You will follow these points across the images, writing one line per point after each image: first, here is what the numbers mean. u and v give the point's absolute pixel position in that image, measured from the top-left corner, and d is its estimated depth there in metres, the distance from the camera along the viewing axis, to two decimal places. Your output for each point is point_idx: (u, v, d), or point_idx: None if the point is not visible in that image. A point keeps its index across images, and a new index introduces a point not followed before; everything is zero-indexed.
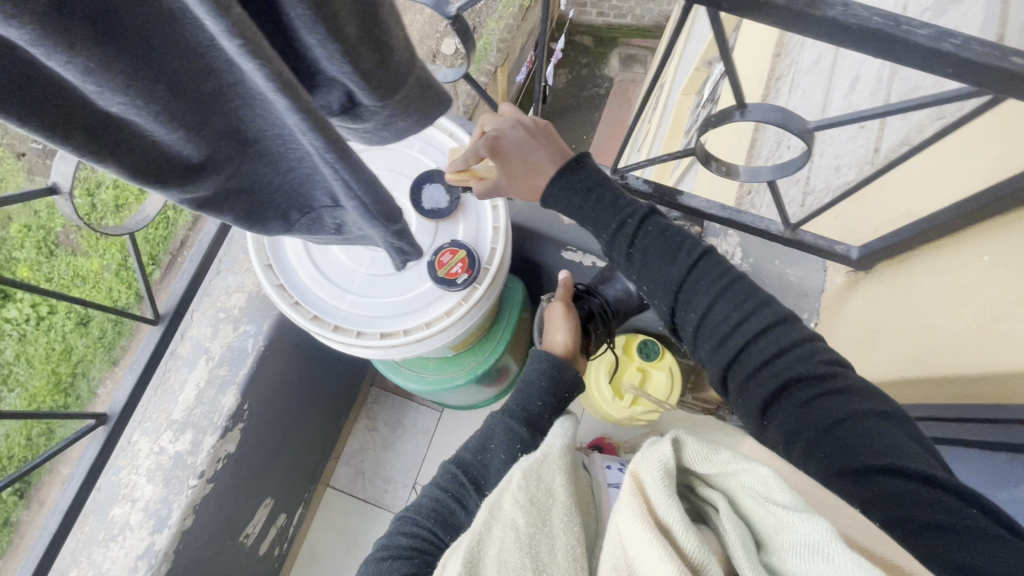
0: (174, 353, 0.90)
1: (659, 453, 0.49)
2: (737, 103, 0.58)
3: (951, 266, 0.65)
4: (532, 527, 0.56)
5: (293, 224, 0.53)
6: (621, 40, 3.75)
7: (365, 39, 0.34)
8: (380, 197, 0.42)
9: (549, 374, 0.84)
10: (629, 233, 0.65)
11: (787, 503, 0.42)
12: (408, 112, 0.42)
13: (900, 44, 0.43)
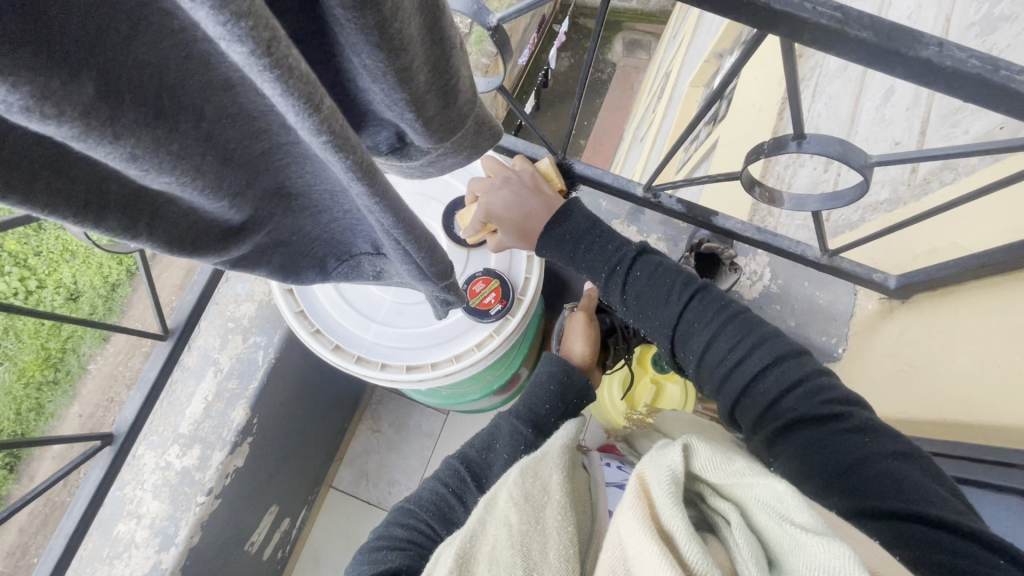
0: (182, 365, 0.87)
1: (667, 458, 0.40)
2: (794, 133, 0.56)
3: (1003, 307, 0.63)
4: (525, 524, 0.51)
5: (331, 272, 0.52)
6: (626, 24, 3.63)
7: (433, 87, 0.34)
8: (439, 258, 0.39)
9: (561, 378, 0.80)
10: (620, 278, 0.65)
11: (807, 523, 0.33)
12: (460, 151, 0.41)
13: (997, 90, 0.40)
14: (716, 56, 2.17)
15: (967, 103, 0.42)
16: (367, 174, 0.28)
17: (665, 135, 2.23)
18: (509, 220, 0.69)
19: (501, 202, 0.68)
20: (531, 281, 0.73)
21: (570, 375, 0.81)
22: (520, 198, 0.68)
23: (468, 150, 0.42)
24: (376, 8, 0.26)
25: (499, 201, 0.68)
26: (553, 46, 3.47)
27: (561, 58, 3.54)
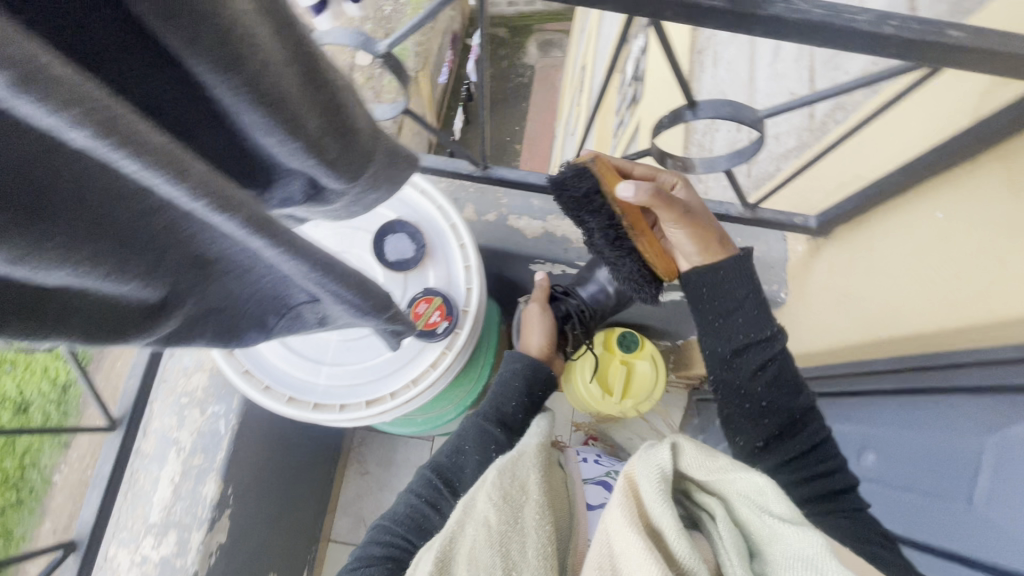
0: (139, 453, 0.83)
1: (656, 457, 0.48)
2: (686, 102, 0.59)
3: (907, 225, 0.68)
4: (504, 525, 0.53)
5: (271, 330, 0.49)
6: (534, 26, 3.71)
7: (328, 127, 0.32)
8: (369, 286, 0.39)
9: (522, 373, 0.81)
10: (745, 323, 0.71)
11: (783, 514, 0.42)
12: (379, 185, 0.38)
13: (845, 32, 0.44)
14: (625, 43, 2.24)
15: (823, 48, 0.46)
16: (265, 230, 0.29)
17: (592, 127, 2.29)
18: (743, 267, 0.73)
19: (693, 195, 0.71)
20: (476, 291, 0.64)
21: (535, 374, 0.82)
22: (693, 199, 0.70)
23: (388, 184, 0.39)
24: (242, 67, 0.26)
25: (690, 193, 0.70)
26: (470, 59, 3.52)
27: (480, 70, 3.58)
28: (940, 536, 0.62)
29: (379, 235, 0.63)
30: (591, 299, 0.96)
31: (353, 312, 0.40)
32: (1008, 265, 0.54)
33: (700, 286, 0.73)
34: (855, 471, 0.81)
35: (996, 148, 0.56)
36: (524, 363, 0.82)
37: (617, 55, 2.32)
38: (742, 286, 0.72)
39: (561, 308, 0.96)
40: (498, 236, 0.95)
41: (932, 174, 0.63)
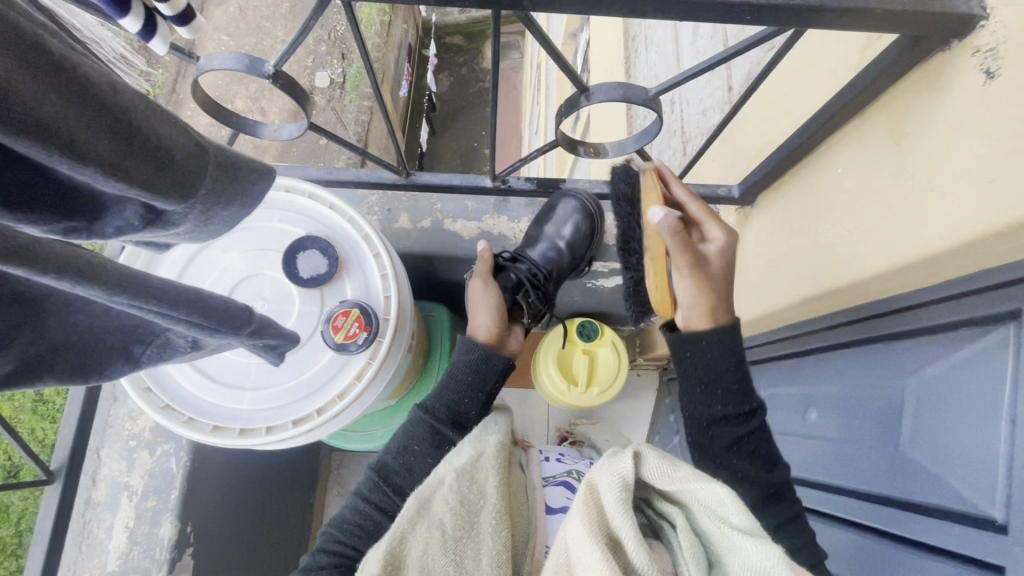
0: (90, 501, 0.81)
1: (619, 464, 0.48)
2: (578, 89, 0.60)
3: (815, 185, 0.69)
4: (458, 531, 0.54)
5: (139, 357, 0.51)
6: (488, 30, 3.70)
7: (131, 150, 0.32)
8: (167, 289, 0.41)
9: (476, 367, 0.77)
10: (722, 397, 0.64)
11: (742, 526, 0.43)
12: (223, 200, 0.39)
13: (698, 5, 0.45)
14: (573, 38, 2.27)
15: (684, 22, 0.47)
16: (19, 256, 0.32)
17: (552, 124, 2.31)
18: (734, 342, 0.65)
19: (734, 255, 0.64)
20: (400, 297, 0.63)
21: (487, 360, 0.78)
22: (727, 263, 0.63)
23: (240, 199, 0.40)
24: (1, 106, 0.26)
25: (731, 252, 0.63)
26: (428, 70, 3.51)
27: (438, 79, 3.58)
28: (875, 483, 0.63)
29: (287, 252, 0.60)
30: (541, 259, 0.91)
31: (154, 314, 0.41)
32: (898, 214, 0.55)
33: (683, 351, 0.66)
34: (801, 430, 0.82)
35: (877, 101, 0.58)
36: (479, 355, 0.78)
37: (565, 50, 2.34)
38: (722, 361, 0.64)
39: (509, 277, 0.89)
40: (436, 241, 0.95)
41: (829, 132, 0.65)
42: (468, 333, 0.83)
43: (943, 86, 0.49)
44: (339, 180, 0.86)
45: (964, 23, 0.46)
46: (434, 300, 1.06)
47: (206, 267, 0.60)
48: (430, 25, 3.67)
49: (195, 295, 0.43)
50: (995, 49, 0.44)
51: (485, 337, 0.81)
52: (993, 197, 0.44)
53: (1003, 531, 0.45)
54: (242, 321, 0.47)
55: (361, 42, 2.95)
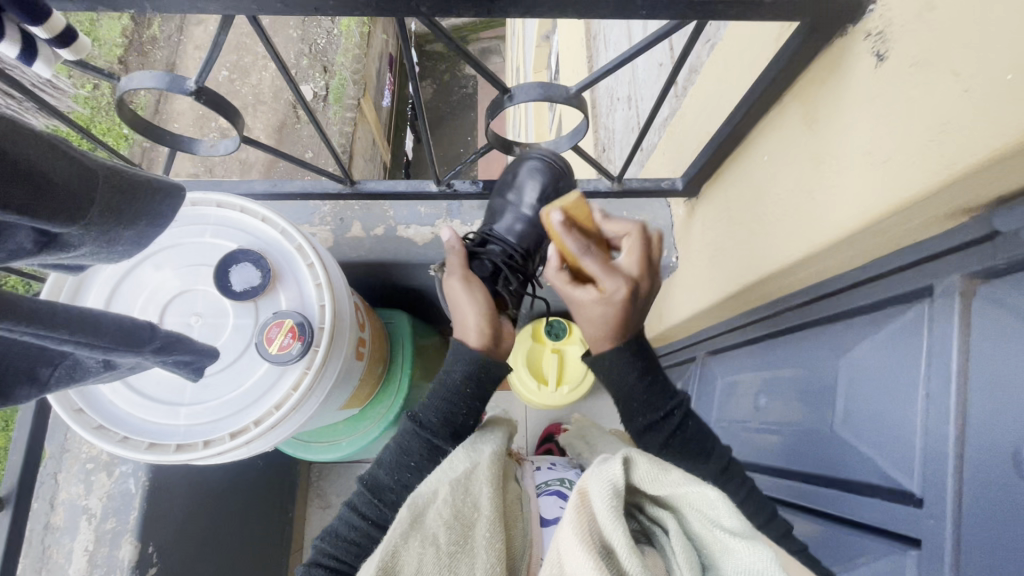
0: (50, 527, 0.81)
1: (609, 471, 0.48)
2: (500, 91, 0.61)
3: (746, 173, 0.70)
4: (453, 545, 0.54)
5: (48, 382, 0.46)
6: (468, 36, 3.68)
7: (6, 175, 0.32)
8: (49, 309, 0.38)
9: (473, 379, 0.72)
10: (642, 406, 0.68)
11: (734, 527, 0.42)
12: (116, 221, 0.39)
13: (592, 3, 0.46)
14: (546, 40, 2.28)
15: (582, 19, 0.48)
16: None
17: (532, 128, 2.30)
18: (638, 357, 0.69)
19: (618, 311, 0.64)
20: (337, 306, 0.63)
21: (485, 371, 0.73)
22: (603, 315, 0.65)
23: (144, 219, 0.42)
24: None
25: (609, 309, 0.64)
26: (410, 80, 3.51)
27: (421, 87, 3.57)
28: (817, 463, 0.65)
29: (221, 266, 0.61)
30: (514, 238, 0.85)
31: (41, 339, 0.38)
32: (813, 198, 0.56)
33: (596, 365, 0.71)
34: (757, 417, 0.83)
35: (792, 87, 0.59)
36: (478, 364, 0.73)
37: (539, 53, 2.34)
38: (628, 374, 0.68)
39: (484, 263, 0.83)
40: (389, 248, 0.95)
41: (752, 121, 0.66)
42: (455, 336, 0.77)
43: (844, 71, 0.50)
44: (288, 193, 0.86)
45: (853, 8, 0.47)
46: (395, 307, 1.07)
47: (137, 286, 0.60)
48: (409, 35, 3.67)
49: (84, 316, 0.40)
50: (883, 33, 0.45)
51: (476, 337, 0.74)
52: (891, 174, 0.45)
53: (920, 504, 0.47)
54: (143, 341, 0.46)
55: (343, 55, 2.97)
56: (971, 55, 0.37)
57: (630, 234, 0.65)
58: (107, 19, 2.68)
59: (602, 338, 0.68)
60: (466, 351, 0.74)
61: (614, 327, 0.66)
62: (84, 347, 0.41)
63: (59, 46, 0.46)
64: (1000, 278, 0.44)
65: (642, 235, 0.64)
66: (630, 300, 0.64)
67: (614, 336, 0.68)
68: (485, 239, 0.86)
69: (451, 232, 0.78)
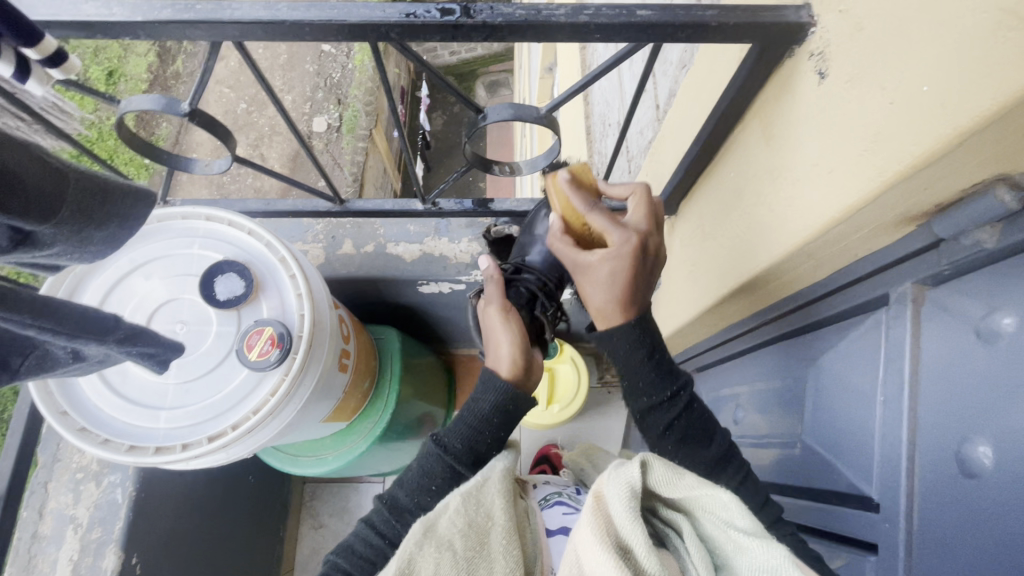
0: (37, 536, 0.82)
1: (627, 472, 0.46)
2: (473, 111, 0.64)
3: (717, 189, 0.73)
4: (470, 551, 0.52)
5: (18, 370, 0.50)
6: (479, 70, 3.78)
7: None
8: (18, 295, 0.44)
9: (504, 408, 0.67)
10: (647, 386, 0.64)
11: (748, 528, 0.40)
12: (85, 221, 0.45)
13: (548, 27, 0.50)
14: (547, 72, 2.35)
15: (540, 42, 0.52)
16: None
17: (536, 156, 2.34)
18: (643, 336, 0.63)
19: (627, 269, 0.58)
20: (316, 315, 0.66)
21: (514, 398, 0.67)
22: (611, 275, 0.59)
23: (114, 222, 0.48)
24: None
25: (618, 267, 0.58)
26: (420, 111, 3.60)
27: (432, 118, 3.64)
28: (792, 475, 0.65)
29: (207, 276, 0.64)
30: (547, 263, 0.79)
31: (4, 322, 0.44)
32: (773, 210, 0.57)
33: (604, 344, 0.65)
34: (739, 432, 0.83)
35: (753, 105, 0.61)
36: (509, 394, 0.67)
37: (543, 84, 2.40)
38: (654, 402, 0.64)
39: (520, 291, 0.76)
40: (378, 265, 0.98)
41: (719, 141, 0.69)
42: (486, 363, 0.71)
43: (794, 90, 0.53)
44: (280, 212, 0.90)
45: (797, 30, 0.50)
46: (386, 323, 1.10)
47: (126, 295, 0.63)
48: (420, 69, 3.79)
49: (48, 304, 0.46)
50: (823, 53, 0.48)
51: (509, 366, 0.67)
52: (837, 183, 0.46)
53: (878, 509, 0.48)
54: (107, 331, 0.51)
55: (356, 88, 3.07)
56: (894, 72, 0.40)
57: (633, 195, 0.61)
58: (134, 56, 2.82)
59: (613, 307, 0.61)
60: (499, 378, 0.67)
61: (621, 292, 0.60)
62: (48, 332, 0.47)
63: (51, 67, 0.51)
64: (948, 284, 0.44)
65: (647, 196, 0.60)
66: (640, 255, 0.58)
67: (624, 305, 0.61)
68: (519, 266, 0.79)
69: (488, 259, 0.73)
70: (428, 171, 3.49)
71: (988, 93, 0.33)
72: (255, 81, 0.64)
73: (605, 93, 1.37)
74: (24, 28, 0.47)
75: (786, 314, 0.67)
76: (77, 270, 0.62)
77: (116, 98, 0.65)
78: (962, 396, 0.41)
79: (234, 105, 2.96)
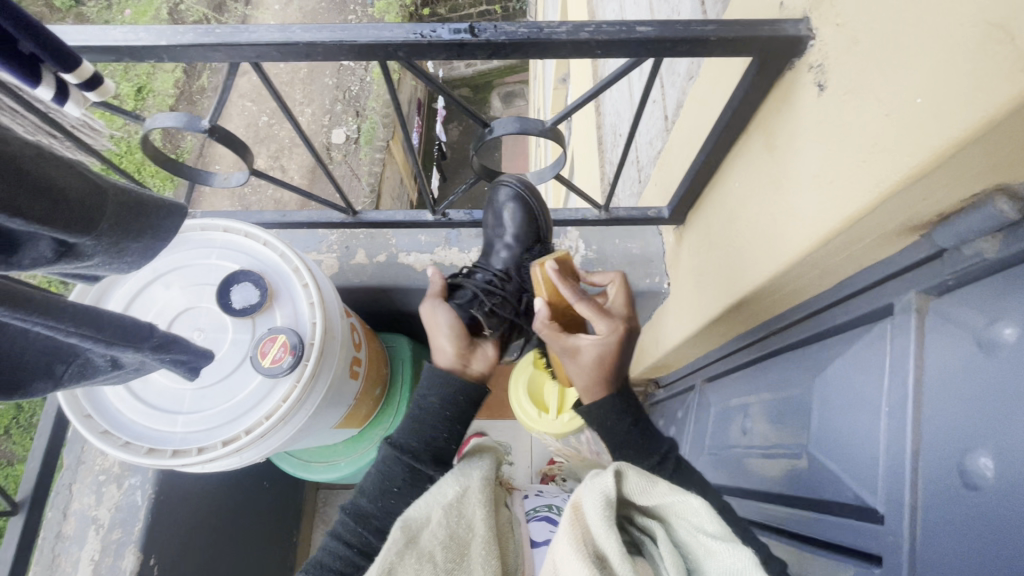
0: (61, 535, 0.85)
1: (601, 482, 0.45)
2: (480, 125, 0.66)
3: (721, 198, 0.73)
4: (450, 562, 0.53)
5: (60, 378, 0.53)
6: (494, 82, 3.84)
7: (29, 193, 0.39)
8: (57, 304, 0.46)
9: (452, 401, 0.70)
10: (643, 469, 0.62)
11: (716, 532, 0.42)
12: (121, 233, 0.48)
13: (551, 44, 0.51)
14: (561, 83, 2.38)
15: (544, 59, 0.53)
16: None
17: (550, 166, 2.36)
18: (618, 397, 0.64)
19: (613, 352, 0.63)
20: (327, 324, 0.68)
21: (461, 391, 0.71)
22: (596, 356, 0.63)
23: (147, 233, 0.51)
24: None
25: (605, 348, 0.63)
26: (437, 123, 3.66)
27: (448, 130, 3.70)
28: (800, 487, 0.64)
29: (223, 285, 0.66)
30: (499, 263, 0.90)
31: (51, 330, 0.46)
32: (775, 220, 0.58)
33: (584, 413, 0.66)
34: (746, 442, 0.82)
35: (756, 117, 0.62)
36: (455, 386, 0.70)
37: (557, 95, 2.43)
38: (611, 416, 0.63)
39: (466, 289, 0.85)
40: (390, 274, 1.00)
41: (723, 151, 0.69)
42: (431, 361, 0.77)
43: (795, 101, 0.53)
44: (297, 224, 0.92)
45: (796, 43, 0.51)
46: (396, 331, 1.12)
47: (147, 303, 0.66)
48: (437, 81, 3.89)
49: (87, 312, 0.48)
50: (822, 65, 0.49)
51: (446, 358, 0.74)
52: (836, 194, 0.47)
53: (882, 521, 0.47)
54: (143, 338, 0.54)
55: (374, 101, 3.13)
56: (891, 83, 0.40)
57: (612, 283, 0.70)
58: (162, 72, 2.91)
59: (594, 385, 0.64)
60: (434, 369, 0.72)
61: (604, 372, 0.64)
62: (89, 340, 0.49)
63: (88, 90, 0.55)
64: (951, 293, 0.44)
65: (624, 282, 0.70)
66: (623, 342, 0.63)
67: (606, 383, 0.64)
68: (474, 268, 0.90)
69: (432, 267, 0.84)
70: (444, 181, 3.54)
71: (979, 105, 0.33)
72: (273, 97, 0.67)
73: (616, 104, 1.38)
74: (63, 55, 0.50)
75: (792, 323, 0.67)
76: (102, 279, 0.65)
77: (143, 116, 0.68)
78: (965, 408, 0.40)
79: (256, 119, 3.05)
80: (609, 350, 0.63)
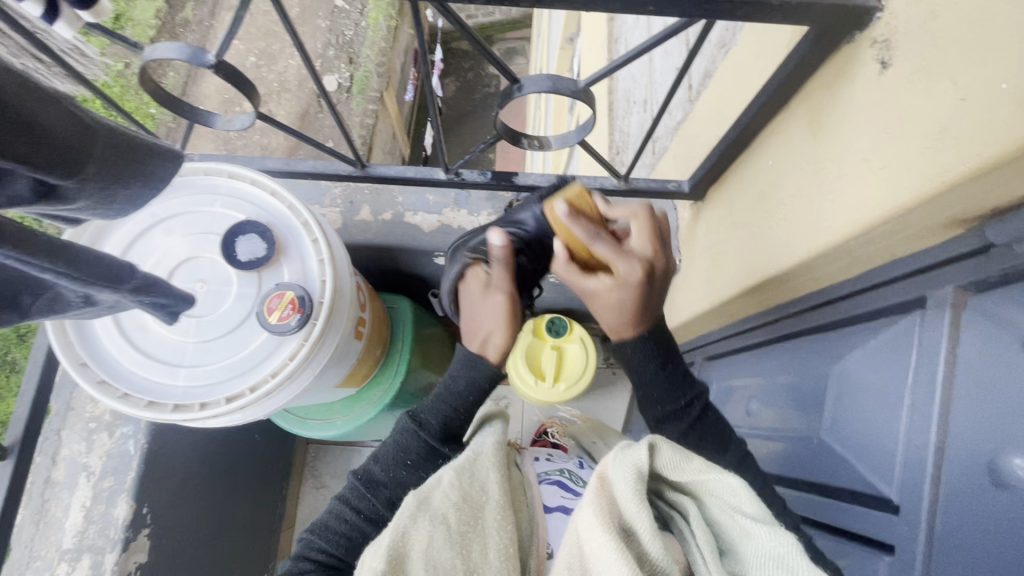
0: (50, 481, 0.83)
1: (633, 455, 0.45)
2: (509, 81, 0.62)
3: (752, 175, 0.70)
4: (464, 525, 0.52)
5: (29, 310, 0.50)
6: (495, 36, 3.66)
7: (10, 127, 0.36)
8: (35, 241, 0.43)
9: (478, 386, 0.70)
10: (661, 396, 0.66)
11: (756, 514, 0.41)
12: (108, 178, 0.44)
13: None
14: (567, 43, 2.28)
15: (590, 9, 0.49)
16: None
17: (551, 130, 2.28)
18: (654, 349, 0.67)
19: (632, 295, 0.62)
20: (337, 283, 0.65)
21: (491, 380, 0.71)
22: (619, 301, 0.62)
23: (138, 180, 0.47)
24: None
25: (625, 296, 0.62)
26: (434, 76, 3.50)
27: (446, 84, 3.56)
28: (807, 468, 0.65)
29: (228, 236, 0.63)
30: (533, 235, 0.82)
31: (23, 265, 0.43)
32: (812, 203, 0.56)
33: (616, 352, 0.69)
34: (749, 422, 0.83)
35: (801, 92, 0.59)
36: (483, 375, 0.70)
37: (562, 55, 2.33)
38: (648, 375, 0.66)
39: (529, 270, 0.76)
40: (395, 233, 0.97)
41: (759, 126, 0.66)
42: (471, 347, 0.73)
43: (850, 77, 0.51)
44: (298, 175, 0.88)
45: (862, 14, 0.48)
46: (398, 292, 1.09)
47: (145, 250, 0.62)
48: (435, 31, 3.69)
49: (66, 248, 0.46)
50: (889, 40, 0.46)
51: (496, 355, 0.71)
52: (889, 180, 0.45)
53: (898, 511, 0.48)
54: (122, 279, 0.52)
55: (370, 48, 2.97)
56: (972, 66, 0.37)
57: (636, 218, 0.62)
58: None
59: (622, 326, 0.65)
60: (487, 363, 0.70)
61: (635, 311, 0.64)
62: (65, 277, 0.46)
63: (81, 6, 0.51)
64: (991, 291, 0.43)
65: (650, 218, 0.62)
66: (646, 282, 0.61)
67: (636, 322, 0.65)
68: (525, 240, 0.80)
69: (502, 234, 0.72)
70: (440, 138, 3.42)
71: None
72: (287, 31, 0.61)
73: (631, 69, 1.32)
74: None
75: (813, 309, 0.65)
76: (96, 222, 0.61)
77: (139, 45, 0.62)
78: (1003, 407, 0.40)
79: (245, 59, 2.89)
80: (628, 298, 0.62)
